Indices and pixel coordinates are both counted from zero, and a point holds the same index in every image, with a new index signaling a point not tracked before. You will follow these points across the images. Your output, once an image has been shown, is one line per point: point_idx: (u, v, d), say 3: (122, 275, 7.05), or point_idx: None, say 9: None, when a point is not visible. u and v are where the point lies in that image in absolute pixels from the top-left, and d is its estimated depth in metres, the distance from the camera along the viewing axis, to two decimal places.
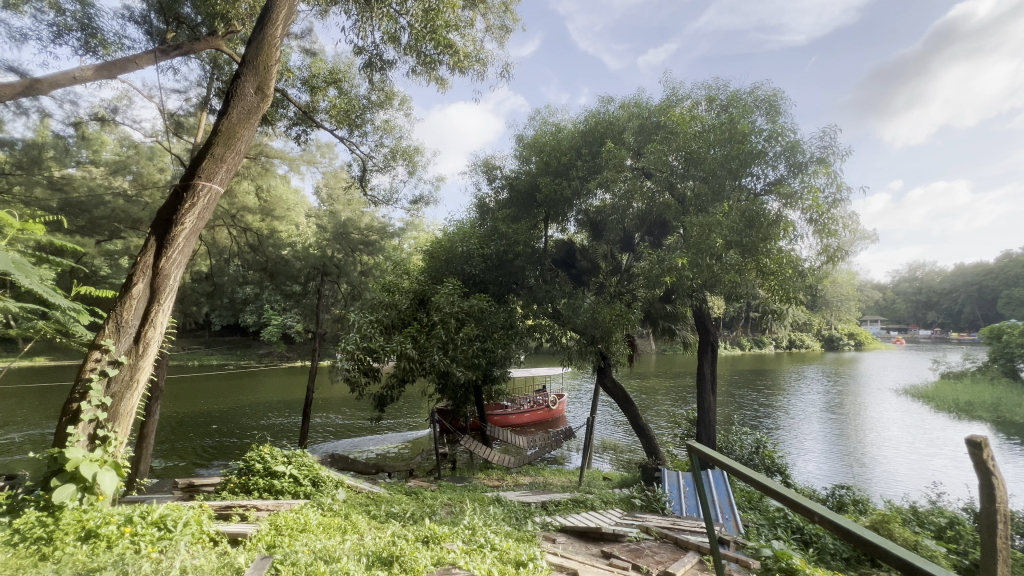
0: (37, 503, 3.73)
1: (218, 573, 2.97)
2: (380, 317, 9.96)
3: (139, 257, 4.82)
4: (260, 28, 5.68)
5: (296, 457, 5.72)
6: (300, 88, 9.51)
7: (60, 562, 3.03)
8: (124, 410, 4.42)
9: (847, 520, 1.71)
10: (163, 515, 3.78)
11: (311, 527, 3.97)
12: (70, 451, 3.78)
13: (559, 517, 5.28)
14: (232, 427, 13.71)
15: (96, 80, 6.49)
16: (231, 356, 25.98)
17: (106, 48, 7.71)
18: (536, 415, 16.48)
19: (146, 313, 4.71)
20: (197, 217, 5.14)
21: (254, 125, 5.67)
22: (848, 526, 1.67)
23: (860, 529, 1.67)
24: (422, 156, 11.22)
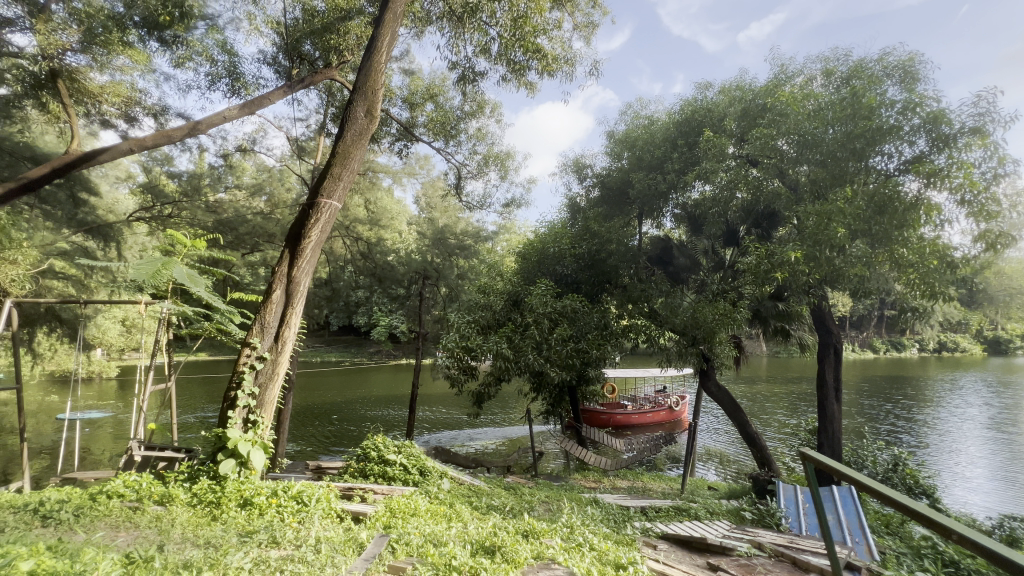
0: (207, 473, 4.51)
1: (345, 544, 3.35)
2: (476, 318, 10.36)
3: (277, 267, 5.59)
4: (367, 56, 6.28)
5: (405, 447, 6.21)
6: (401, 106, 10.28)
7: (226, 523, 3.64)
8: (268, 399, 5.15)
9: (991, 540, 1.55)
10: (300, 490, 4.33)
11: (420, 512, 4.29)
12: (230, 431, 4.51)
13: (659, 524, 5.10)
14: (349, 418, 15.20)
15: (240, 117, 7.63)
16: (347, 353, 28.79)
17: (247, 89, 9.04)
18: (658, 416, 16.04)
19: (282, 315, 5.45)
20: (321, 230, 5.83)
21: (365, 145, 6.28)
22: (996, 550, 1.52)
23: (1013, 553, 1.51)
24: (513, 160, 11.52)
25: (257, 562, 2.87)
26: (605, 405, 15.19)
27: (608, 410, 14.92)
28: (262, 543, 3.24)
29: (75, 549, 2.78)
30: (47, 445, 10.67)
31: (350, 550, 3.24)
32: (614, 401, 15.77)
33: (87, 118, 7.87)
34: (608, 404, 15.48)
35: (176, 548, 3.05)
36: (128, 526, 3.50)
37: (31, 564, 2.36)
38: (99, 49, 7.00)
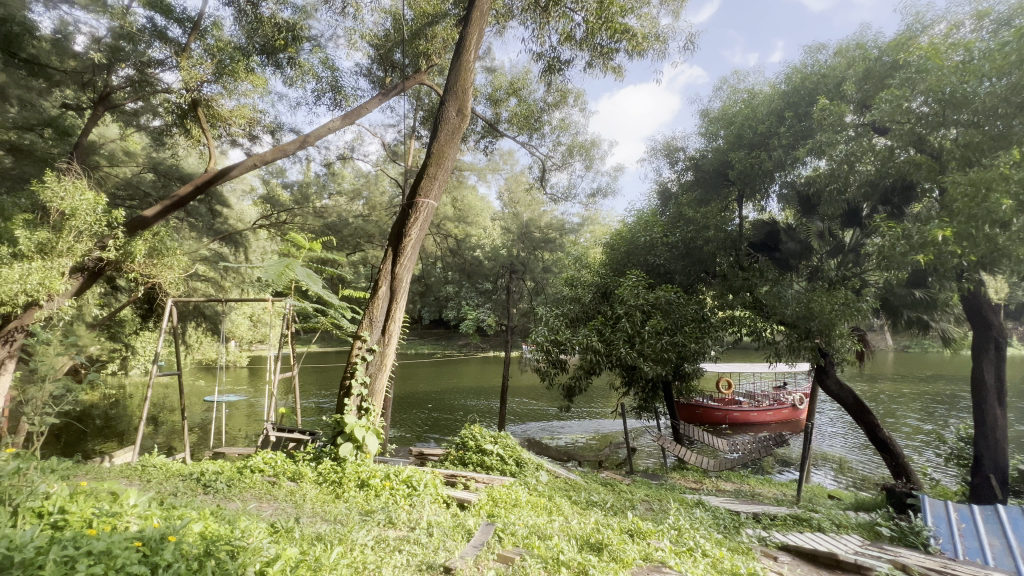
0: (329, 455, 4.96)
1: (454, 530, 3.48)
2: (565, 311, 10.27)
3: (382, 265, 5.97)
4: (457, 57, 6.43)
5: (501, 437, 6.33)
6: (486, 103, 10.45)
7: (347, 502, 3.97)
8: (378, 388, 5.52)
9: None
10: (409, 475, 4.58)
11: (521, 503, 4.35)
12: (347, 418, 4.91)
13: (776, 533, 4.68)
14: (444, 407, 15.95)
15: (342, 127, 8.24)
16: (438, 346, 30.24)
17: (347, 101, 9.73)
18: (779, 415, 14.98)
19: (388, 310, 5.81)
20: (419, 229, 6.11)
21: (457, 144, 6.47)
22: None
23: None
24: (598, 149, 11.21)
25: (378, 541, 3.07)
26: (721, 401, 14.14)
27: (724, 406, 13.86)
28: (381, 522, 3.48)
29: (232, 516, 3.20)
30: (198, 422, 12.53)
31: (459, 536, 3.36)
32: (728, 396, 14.69)
33: (220, 140, 9.01)
34: (724, 400, 14.43)
35: (309, 521, 3.38)
36: (268, 498, 3.96)
37: (201, 528, 2.74)
38: (228, 78, 7.97)
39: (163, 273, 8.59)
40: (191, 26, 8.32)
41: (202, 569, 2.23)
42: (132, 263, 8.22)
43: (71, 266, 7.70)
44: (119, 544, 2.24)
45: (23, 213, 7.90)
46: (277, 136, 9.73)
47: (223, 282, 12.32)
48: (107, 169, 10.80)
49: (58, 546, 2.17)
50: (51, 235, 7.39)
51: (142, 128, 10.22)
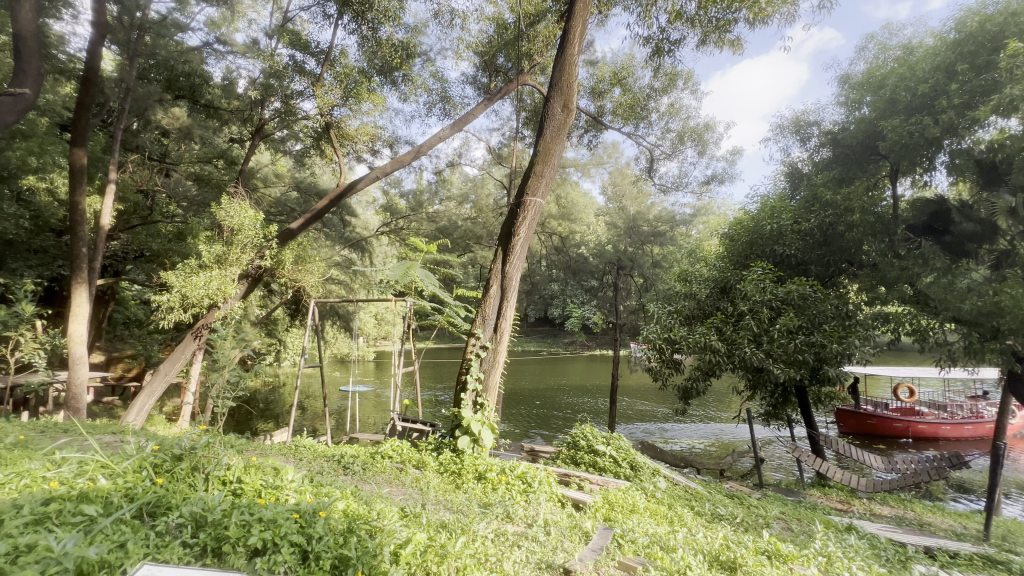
0: (449, 446, 5.23)
1: (571, 531, 3.42)
2: (679, 308, 9.60)
3: (493, 264, 6.15)
4: (561, 51, 6.37)
5: (614, 439, 6.15)
6: (589, 97, 10.23)
7: (467, 493, 4.14)
8: (491, 384, 5.68)
9: None
10: (524, 472, 4.64)
11: (639, 510, 4.15)
12: (464, 412, 5.14)
13: (959, 574, 3.86)
14: (552, 404, 16.05)
15: (451, 135, 8.66)
16: (544, 343, 30.50)
17: (455, 109, 10.21)
18: (979, 430, 12.56)
19: (499, 308, 5.97)
20: (527, 227, 6.18)
21: (563, 139, 6.43)
22: None
23: None
24: (712, 132, 10.35)
25: (498, 534, 3.13)
26: (898, 411, 12.20)
27: (904, 417, 11.91)
28: (499, 516, 3.55)
29: (368, 497, 3.50)
30: (336, 409, 14.16)
31: (576, 538, 3.29)
32: (907, 405, 12.70)
33: (348, 157, 10.03)
34: (902, 410, 12.45)
35: (433, 508, 3.57)
36: (397, 483, 4.29)
37: (343, 506, 3.04)
38: (353, 100, 8.87)
39: (305, 278, 9.84)
40: (324, 58, 9.39)
41: (347, 544, 2.46)
42: (283, 270, 9.54)
43: (239, 273, 9.16)
44: (283, 515, 2.56)
45: (206, 231, 9.60)
46: (395, 149, 10.58)
47: (353, 284, 13.73)
48: (263, 190, 12.67)
49: (237, 511, 2.54)
50: (225, 248, 8.86)
51: (287, 152, 11.79)
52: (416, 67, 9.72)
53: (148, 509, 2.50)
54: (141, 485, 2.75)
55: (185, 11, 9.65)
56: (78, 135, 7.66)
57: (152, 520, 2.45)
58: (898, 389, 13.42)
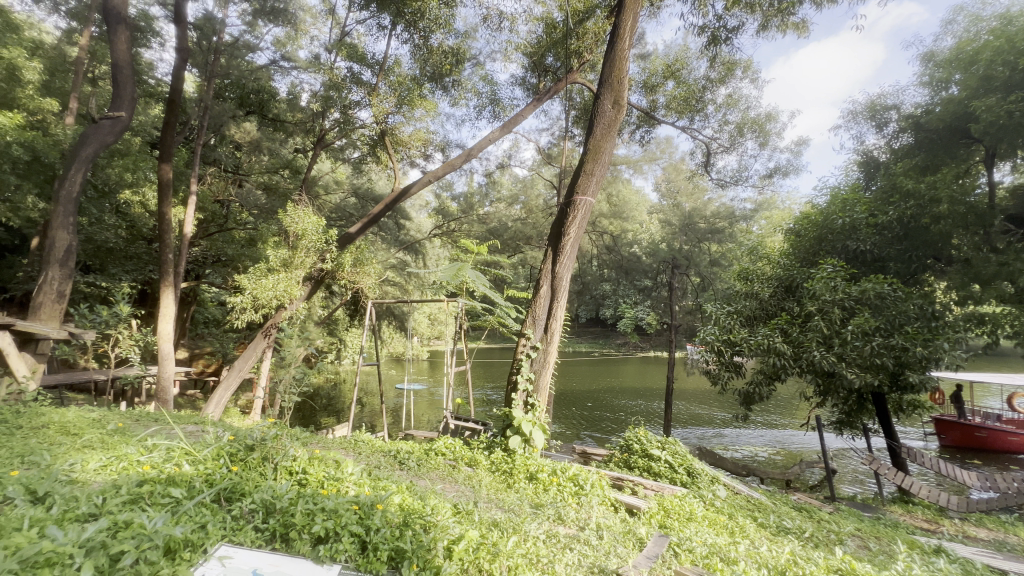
0: (500, 445, 5.28)
1: (624, 536, 3.34)
2: (739, 308, 9.11)
3: (543, 264, 6.14)
4: (611, 47, 6.25)
5: (670, 444, 5.95)
6: (641, 91, 9.96)
7: (519, 492, 4.16)
8: (542, 385, 5.67)
9: None
10: (575, 474, 4.59)
11: (697, 518, 3.99)
12: (515, 412, 5.17)
13: None
14: (604, 406, 15.78)
15: (500, 136, 8.73)
16: (596, 344, 30.05)
17: (505, 111, 10.29)
18: None
19: (549, 308, 5.95)
20: (578, 227, 6.12)
21: (613, 136, 6.32)
22: None
23: None
24: (775, 122, 9.77)
25: (549, 535, 3.12)
26: (1013, 424, 10.99)
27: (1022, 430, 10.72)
28: (550, 517, 3.53)
29: (423, 493, 3.60)
30: (392, 405, 14.69)
31: (630, 544, 3.21)
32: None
33: (402, 162, 10.39)
34: (1018, 423, 11.18)
35: (485, 507, 3.61)
36: (451, 480, 4.38)
37: (399, 500, 3.14)
38: (407, 107, 9.18)
39: (363, 280, 10.28)
40: (379, 69, 9.77)
41: (403, 536, 2.54)
42: (342, 272, 10.02)
43: (303, 276, 9.71)
44: (343, 506, 2.68)
45: (274, 236, 10.26)
46: (446, 153, 10.82)
47: (407, 286, 14.19)
48: (324, 197, 13.38)
49: (303, 500, 2.68)
50: (291, 252, 9.44)
51: (346, 160, 12.38)
52: (467, 72, 9.91)
53: (225, 494, 2.70)
54: (219, 471, 2.99)
55: (255, 32, 10.39)
56: (165, 151, 8.43)
57: (228, 505, 2.65)
58: (1011, 398, 12.03)
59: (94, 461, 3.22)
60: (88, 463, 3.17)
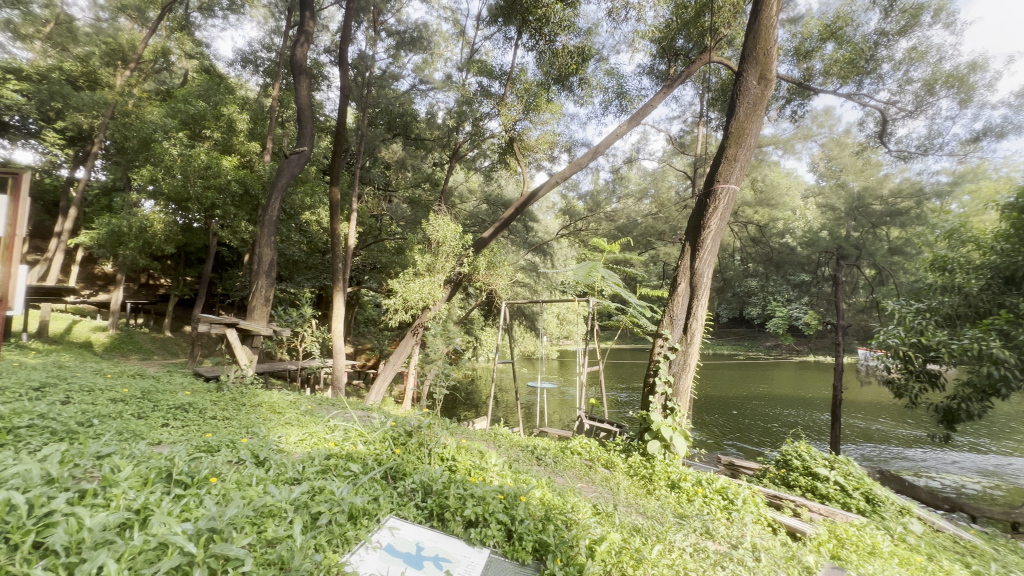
0: (638, 449, 5.12)
1: (787, 562, 2.98)
2: (935, 306, 7.44)
3: (680, 260, 5.82)
4: (755, 16, 5.62)
5: (840, 464, 5.15)
6: (791, 61, 8.80)
7: (661, 500, 3.98)
8: (682, 388, 5.38)
9: None
10: (724, 486, 4.23)
11: (883, 554, 3.37)
12: (654, 415, 4.99)
13: None
14: (752, 414, 14.29)
15: (628, 130, 8.48)
16: (740, 347, 27.35)
17: (632, 103, 9.95)
18: None
19: (689, 307, 5.61)
20: (720, 218, 5.64)
21: (760, 115, 5.70)
22: None
23: None
24: (982, 72, 7.81)
25: (697, 548, 2.93)
26: None
27: None
28: (697, 530, 3.30)
29: (561, 489, 3.66)
30: (525, 402, 15.25)
31: (795, 572, 2.85)
32: None
33: (530, 166, 10.71)
34: None
35: (624, 510, 3.53)
36: (588, 479, 4.38)
37: (540, 494, 3.23)
38: (533, 112, 9.53)
39: (497, 281, 10.86)
40: (506, 79, 10.22)
41: (545, 530, 2.61)
42: (478, 274, 10.71)
43: (444, 279, 10.59)
44: (490, 494, 2.87)
45: (419, 244, 11.40)
46: (572, 153, 10.89)
47: (537, 286, 14.61)
48: (460, 206, 14.45)
49: (454, 485, 2.92)
50: (434, 258, 10.41)
51: (479, 169, 13.21)
52: (592, 69, 9.83)
53: (392, 472, 3.08)
54: (386, 452, 3.41)
55: (398, 62, 11.66)
56: (335, 176, 9.92)
57: (395, 481, 3.02)
58: None
59: (294, 435, 3.94)
60: (290, 436, 3.88)
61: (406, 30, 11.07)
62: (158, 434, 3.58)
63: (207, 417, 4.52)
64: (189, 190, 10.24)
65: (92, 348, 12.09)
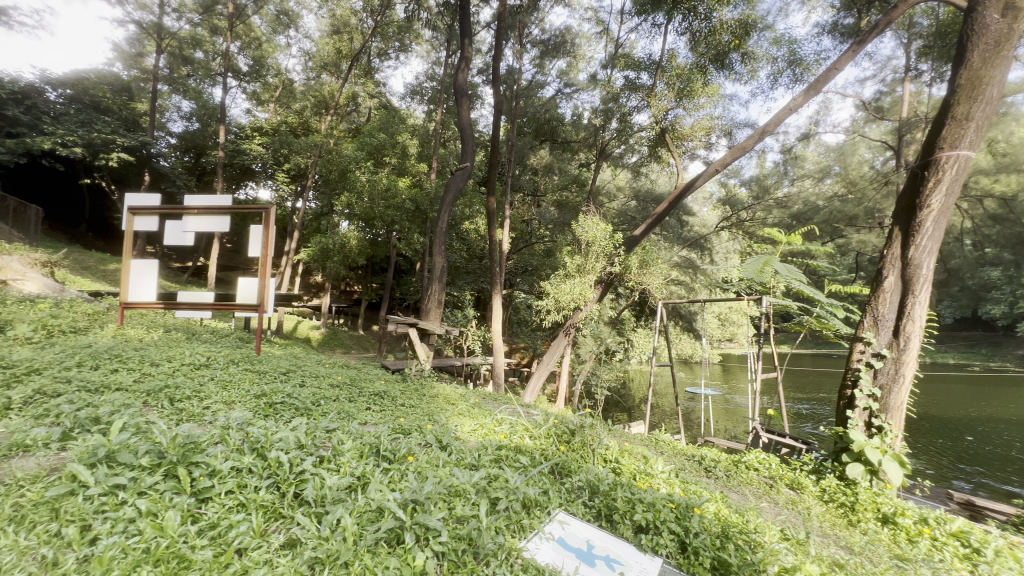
0: (833, 471, 4.42)
1: None
2: None
3: (886, 249, 4.85)
4: None
5: None
6: None
7: (868, 535, 3.35)
8: (894, 404, 4.50)
9: None
10: (965, 530, 3.36)
11: None
12: (854, 434, 4.27)
13: None
14: (997, 442, 11.08)
15: (806, 102, 7.38)
16: (974, 355, 21.44)
17: (810, 70, 8.60)
18: None
19: (901, 306, 4.66)
20: (945, 194, 4.54)
21: (1008, 56, 4.43)
22: None
23: None
24: None
25: None
26: None
27: None
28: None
29: (739, 506, 3.34)
30: (684, 408, 14.33)
31: None
32: None
33: (685, 156, 10.01)
34: None
35: (820, 541, 3.06)
36: (769, 499, 3.91)
37: (715, 509, 3.01)
38: (687, 98, 8.93)
39: (650, 280, 10.42)
40: (655, 69, 9.76)
41: (724, 549, 2.42)
42: (630, 274, 10.39)
43: (595, 280, 10.52)
44: (660, 501, 2.76)
45: (570, 246, 11.56)
46: (733, 137, 9.90)
47: (694, 283, 13.64)
48: (608, 205, 14.25)
49: (621, 488, 2.91)
50: (584, 258, 10.51)
51: (627, 166, 12.89)
52: (756, 40, 8.79)
53: (559, 468, 3.18)
54: (551, 448, 3.55)
55: (544, 70, 12.01)
56: (491, 187, 10.67)
57: (562, 476, 3.12)
58: None
59: (468, 424, 4.36)
60: (464, 426, 4.30)
61: (550, 38, 11.34)
62: (364, 415, 4.30)
63: (397, 404, 5.27)
64: (375, 210, 12.04)
65: (311, 343, 15.08)
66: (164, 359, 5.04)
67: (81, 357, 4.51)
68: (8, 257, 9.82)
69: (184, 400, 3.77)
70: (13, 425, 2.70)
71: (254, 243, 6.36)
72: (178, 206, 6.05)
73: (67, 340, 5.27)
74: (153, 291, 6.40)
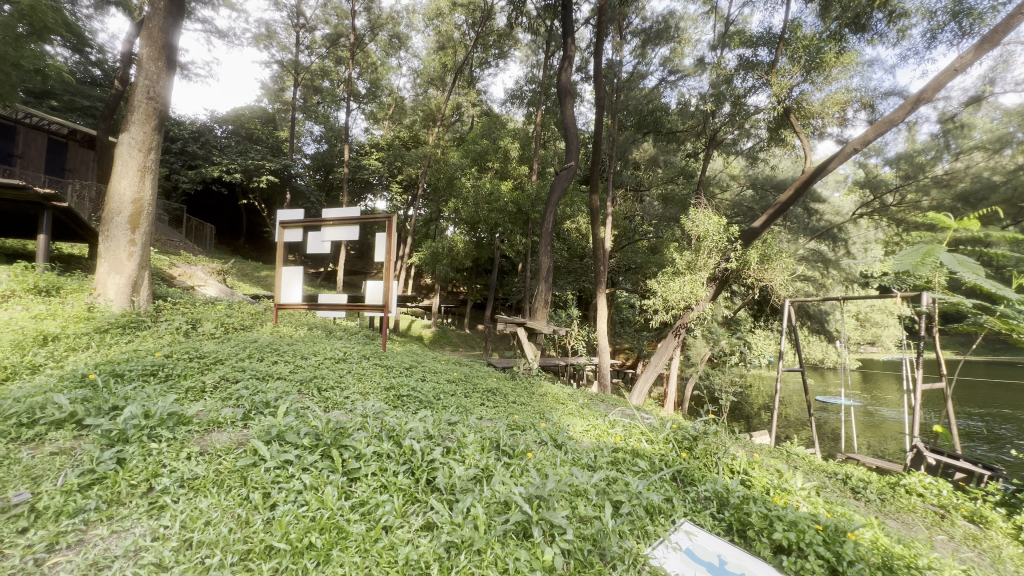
0: None
1: None
2: None
3: None
4: None
5: None
6: None
7: None
8: None
9: None
10: None
11: None
12: None
13: None
14: None
15: (978, 59, 6.15)
16: None
17: (983, 20, 7.11)
18: None
19: None
20: None
21: None
22: None
23: None
24: None
25: None
26: None
27: None
28: None
29: (902, 536, 2.88)
30: (816, 420, 12.75)
31: None
32: None
33: (813, 137, 8.93)
34: None
35: None
36: (941, 532, 3.33)
37: (872, 536, 2.64)
38: (817, 72, 7.94)
39: (772, 276, 9.47)
40: (777, 43, 8.82)
41: None
42: (749, 271, 9.51)
43: (708, 277, 9.83)
44: (805, 521, 2.48)
45: (678, 243, 10.94)
46: (875, 110, 8.60)
47: (825, 279, 12.10)
48: (720, 196, 13.22)
49: (755, 502, 2.67)
50: (695, 255, 9.87)
51: (741, 152, 11.86)
52: None
53: (681, 476, 3.03)
54: (671, 454, 3.40)
55: (645, 60, 11.50)
56: (594, 185, 10.49)
57: (686, 484, 2.97)
58: None
59: (581, 425, 4.35)
60: (577, 426, 4.29)
61: (651, 26, 10.85)
62: (480, 410, 4.50)
63: (509, 401, 5.45)
64: (479, 214, 12.56)
65: (423, 341, 16.17)
66: (310, 353, 5.77)
67: (251, 350, 5.36)
68: (192, 267, 11.97)
69: (329, 390, 4.30)
70: (210, 405, 3.30)
71: (378, 250, 7.00)
72: (317, 219, 6.87)
73: (238, 336, 6.26)
74: (298, 295, 7.34)
